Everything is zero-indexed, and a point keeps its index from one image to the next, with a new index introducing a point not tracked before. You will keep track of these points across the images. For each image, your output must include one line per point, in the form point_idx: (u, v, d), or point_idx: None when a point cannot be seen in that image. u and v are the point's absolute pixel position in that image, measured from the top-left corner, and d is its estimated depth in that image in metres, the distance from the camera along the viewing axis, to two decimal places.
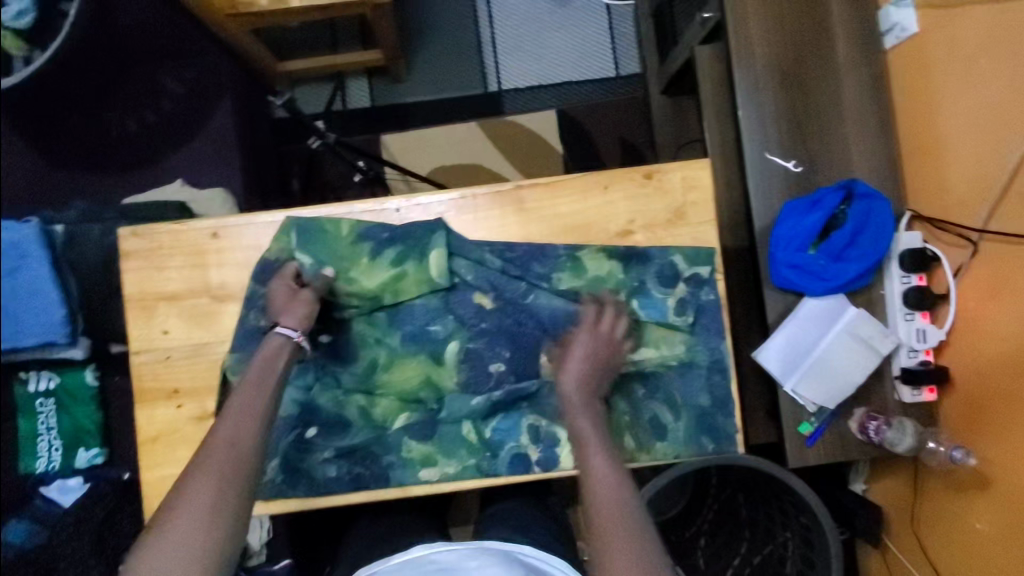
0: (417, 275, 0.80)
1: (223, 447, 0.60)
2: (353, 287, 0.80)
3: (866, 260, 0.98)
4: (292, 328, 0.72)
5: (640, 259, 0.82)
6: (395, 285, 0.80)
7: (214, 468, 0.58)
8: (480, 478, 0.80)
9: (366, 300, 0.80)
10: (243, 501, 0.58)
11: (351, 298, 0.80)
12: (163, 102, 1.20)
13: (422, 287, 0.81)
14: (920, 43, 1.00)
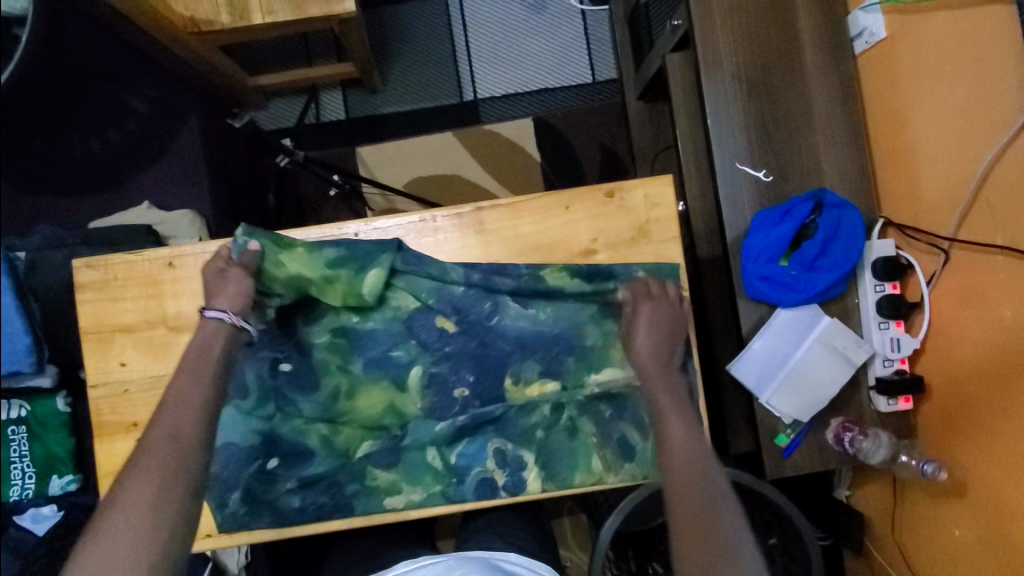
0: (349, 280, 0.77)
1: (168, 444, 0.60)
2: (278, 272, 0.76)
3: (838, 269, 0.97)
4: (224, 309, 0.70)
5: (604, 279, 0.80)
6: (322, 285, 0.77)
7: (157, 467, 0.58)
8: (446, 504, 0.79)
9: (290, 289, 0.77)
10: (184, 506, 0.58)
11: (274, 287, 0.77)
12: (128, 122, 1.15)
13: (348, 297, 0.78)
14: (889, 51, 1.00)
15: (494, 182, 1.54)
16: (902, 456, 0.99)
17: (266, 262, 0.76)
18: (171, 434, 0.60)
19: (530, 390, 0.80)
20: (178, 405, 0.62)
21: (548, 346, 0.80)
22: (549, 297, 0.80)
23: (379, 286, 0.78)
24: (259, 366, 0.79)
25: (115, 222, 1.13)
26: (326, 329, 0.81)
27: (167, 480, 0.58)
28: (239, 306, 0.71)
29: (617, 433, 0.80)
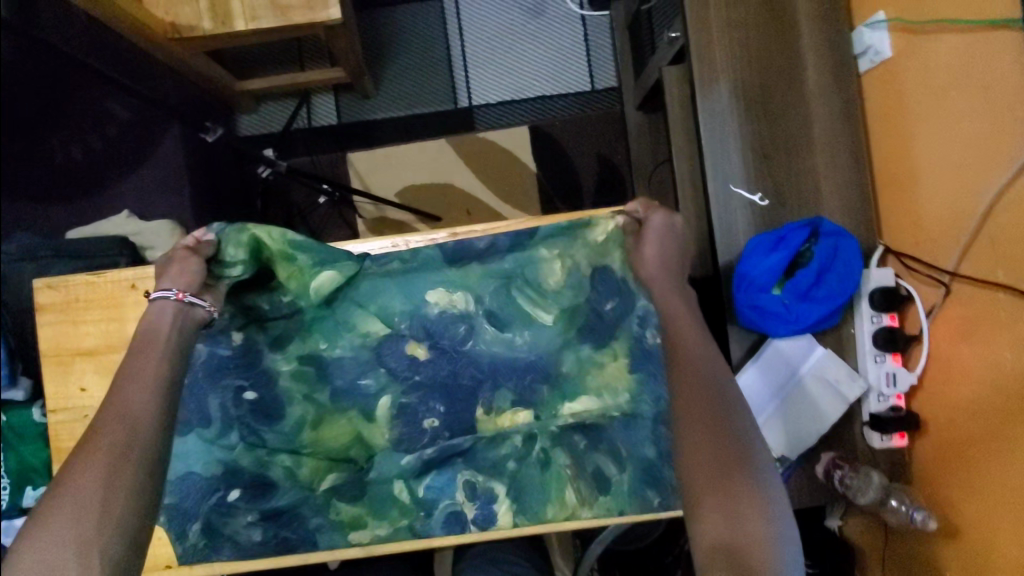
0: (303, 268, 0.72)
1: (120, 423, 0.57)
2: (240, 241, 0.70)
3: (833, 300, 0.92)
4: (167, 287, 0.67)
5: (583, 309, 0.77)
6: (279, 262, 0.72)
7: (108, 446, 0.55)
8: (413, 539, 0.75)
9: (253, 263, 0.71)
10: (141, 487, 0.54)
11: (235, 254, 0.70)
12: (108, 128, 1.15)
13: (298, 287, 0.74)
14: (895, 72, 0.95)
15: (486, 190, 1.51)
16: (891, 501, 0.91)
17: (229, 233, 0.70)
18: (125, 413, 0.57)
19: (502, 421, 0.77)
20: (133, 385, 0.60)
21: (521, 374, 0.77)
22: (526, 322, 0.77)
23: (332, 285, 0.74)
24: (223, 394, 0.75)
25: (90, 233, 1.10)
26: (291, 355, 0.76)
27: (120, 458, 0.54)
28: (185, 283, 0.67)
29: (591, 464, 0.76)
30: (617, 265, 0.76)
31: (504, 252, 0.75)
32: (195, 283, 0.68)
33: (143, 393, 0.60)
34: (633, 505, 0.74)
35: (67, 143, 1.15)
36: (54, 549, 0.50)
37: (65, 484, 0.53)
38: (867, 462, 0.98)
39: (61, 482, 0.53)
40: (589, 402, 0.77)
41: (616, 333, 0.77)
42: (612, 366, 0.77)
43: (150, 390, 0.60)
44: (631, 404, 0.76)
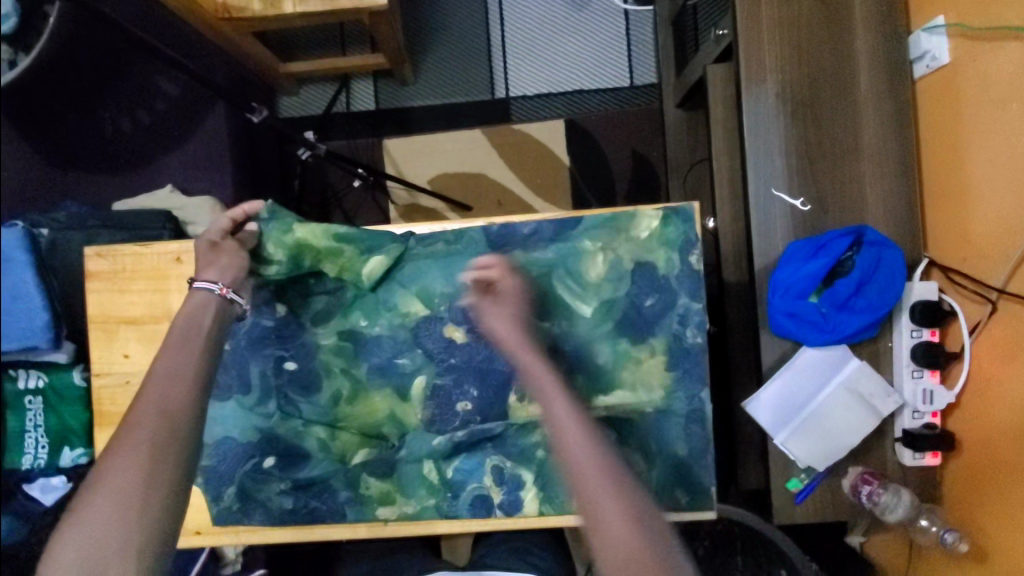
0: (352, 259, 0.76)
1: (156, 427, 0.57)
2: (282, 239, 0.75)
3: (871, 312, 0.90)
4: (214, 280, 0.69)
5: (619, 305, 0.77)
6: (324, 255, 0.76)
7: (143, 451, 0.56)
8: (439, 519, 0.77)
9: (290, 262, 0.76)
10: (173, 492, 0.56)
11: (274, 252, 0.75)
12: (156, 103, 1.17)
13: (348, 274, 0.77)
14: (951, 80, 0.92)
15: (520, 183, 1.50)
16: (922, 520, 0.92)
17: (271, 231, 0.75)
18: (158, 415, 0.58)
19: (534, 409, 0.77)
20: (171, 376, 0.61)
21: (557, 363, 0.77)
22: (564, 311, 0.78)
23: (380, 270, 0.77)
24: (263, 362, 0.78)
25: (135, 204, 1.14)
26: (332, 331, 0.78)
27: (154, 467, 0.56)
28: (229, 279, 0.70)
29: (619, 458, 0.77)
30: (659, 264, 0.76)
31: (547, 241, 0.78)
32: (238, 279, 0.72)
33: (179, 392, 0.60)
34: (660, 502, 0.76)
35: (118, 116, 1.15)
36: (92, 550, 0.53)
37: (99, 485, 0.54)
38: (897, 478, 0.95)
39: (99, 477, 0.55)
40: (622, 396, 0.76)
41: (649, 331, 0.76)
42: (649, 363, 0.76)
43: (191, 375, 0.62)
44: (665, 401, 0.76)
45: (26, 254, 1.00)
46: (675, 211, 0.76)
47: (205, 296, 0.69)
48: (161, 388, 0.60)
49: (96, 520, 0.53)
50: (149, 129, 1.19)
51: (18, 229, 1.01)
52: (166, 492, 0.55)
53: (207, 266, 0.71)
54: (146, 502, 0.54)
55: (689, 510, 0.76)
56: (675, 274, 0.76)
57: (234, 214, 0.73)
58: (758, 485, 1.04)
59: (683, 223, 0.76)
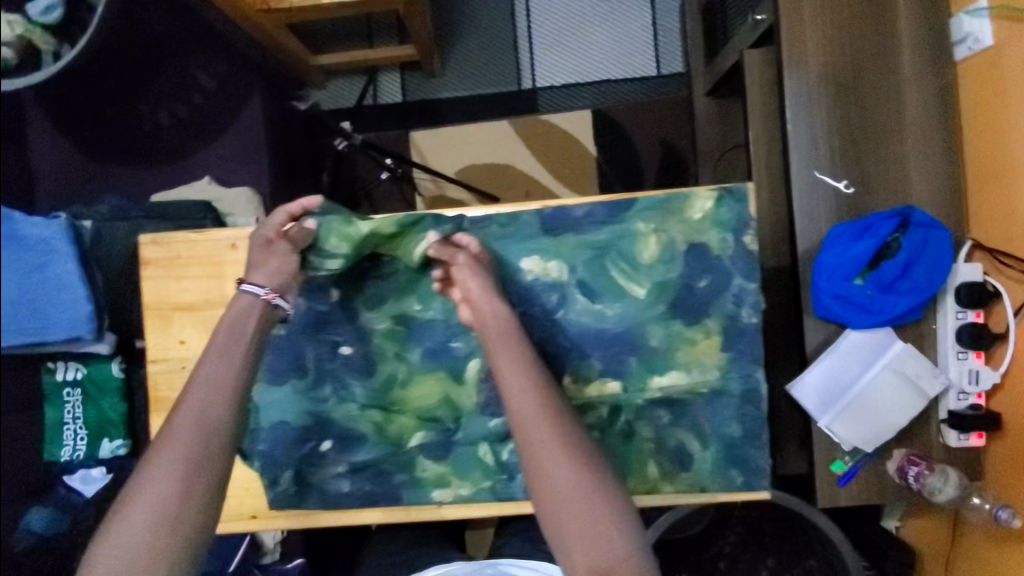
0: (413, 242, 0.75)
1: (197, 428, 0.60)
2: (345, 234, 0.73)
3: (918, 293, 0.90)
4: (260, 285, 0.69)
5: (672, 286, 0.77)
6: (389, 244, 0.75)
7: (187, 450, 0.59)
8: (494, 501, 0.77)
9: (353, 256, 0.75)
10: (213, 490, 0.59)
11: (338, 247, 0.74)
12: (195, 96, 1.20)
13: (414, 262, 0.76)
14: (994, 60, 0.91)
15: (547, 174, 1.50)
16: (975, 499, 0.92)
17: (332, 226, 0.73)
18: (196, 416, 0.60)
19: (589, 390, 0.77)
20: (216, 371, 0.63)
21: (609, 345, 0.77)
22: (616, 294, 0.78)
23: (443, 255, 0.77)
24: (318, 347, 0.78)
25: (173, 196, 1.14)
26: (385, 315, 0.79)
27: (197, 466, 0.58)
28: (277, 284, 0.70)
29: (673, 439, 0.77)
30: (713, 245, 0.77)
31: (600, 223, 0.78)
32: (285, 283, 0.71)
33: (215, 396, 0.62)
34: (715, 483, 0.76)
35: (156, 108, 1.20)
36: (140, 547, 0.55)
37: (140, 486, 0.57)
38: (941, 460, 0.95)
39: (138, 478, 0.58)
40: (678, 377, 0.76)
41: (703, 312, 0.76)
42: (704, 343, 0.76)
43: (230, 370, 0.64)
44: (720, 382, 0.76)
45: (71, 246, 0.99)
46: (729, 192, 0.77)
47: (250, 302, 0.69)
48: (198, 391, 0.62)
49: (135, 525, 0.56)
50: (183, 121, 1.21)
51: (62, 221, 0.99)
52: (207, 488, 0.58)
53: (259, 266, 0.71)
54: (191, 499, 0.57)
55: (744, 491, 0.77)
56: (728, 255, 0.77)
57: (291, 210, 0.71)
58: (801, 469, 1.04)
59: (736, 204, 0.76)
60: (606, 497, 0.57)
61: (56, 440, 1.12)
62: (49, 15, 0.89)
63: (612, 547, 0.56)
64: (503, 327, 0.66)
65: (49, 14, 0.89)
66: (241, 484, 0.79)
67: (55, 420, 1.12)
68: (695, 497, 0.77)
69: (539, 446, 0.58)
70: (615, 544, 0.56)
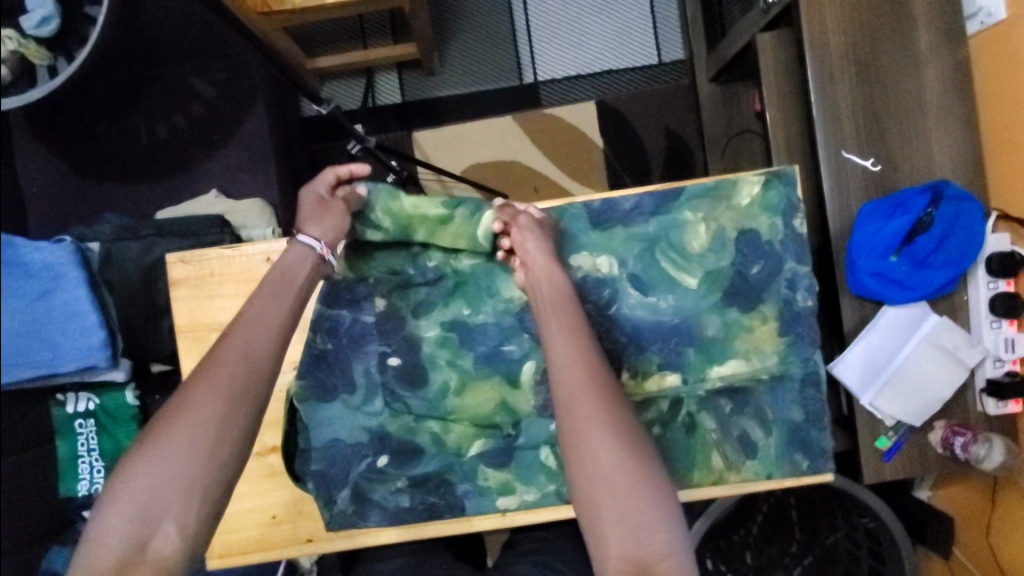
0: (462, 223, 0.74)
1: (234, 374, 0.57)
2: (391, 206, 0.74)
3: (953, 265, 0.91)
4: (317, 238, 0.69)
5: (724, 275, 0.76)
6: (435, 224, 0.75)
7: (218, 403, 0.55)
8: (561, 504, 0.75)
9: (398, 230, 0.75)
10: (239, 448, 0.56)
11: (382, 218, 0.74)
12: (193, 107, 1.13)
13: (460, 242, 0.75)
14: (1010, 32, 0.92)
15: (555, 169, 1.47)
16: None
17: (380, 196, 0.74)
18: (233, 373, 0.57)
19: (649, 385, 0.76)
20: (253, 331, 0.61)
21: (665, 337, 0.76)
22: (670, 285, 0.77)
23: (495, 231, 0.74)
24: (367, 360, 0.76)
25: (181, 211, 1.09)
26: (435, 322, 0.77)
27: (226, 421, 0.55)
28: (332, 238, 0.70)
29: (736, 428, 0.77)
30: (763, 230, 0.77)
31: (649, 214, 0.77)
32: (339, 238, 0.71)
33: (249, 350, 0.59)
34: (781, 468, 0.76)
35: (152, 122, 1.13)
36: (156, 497, 0.52)
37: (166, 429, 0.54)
38: (981, 428, 0.97)
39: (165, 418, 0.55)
40: (737, 366, 0.76)
41: (757, 300, 0.76)
42: (761, 330, 0.76)
43: (269, 335, 0.61)
44: (780, 366, 0.76)
45: (80, 270, 0.94)
46: (776, 175, 0.77)
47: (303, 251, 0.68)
48: (233, 351, 0.59)
49: (162, 464, 0.53)
50: (181, 134, 1.14)
51: (68, 244, 0.94)
52: (234, 447, 0.55)
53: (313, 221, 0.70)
54: (218, 454, 0.54)
55: (809, 474, 0.77)
56: (779, 239, 0.77)
57: (340, 171, 0.73)
58: (842, 448, 1.05)
59: (785, 187, 0.77)
60: (650, 486, 0.54)
61: (71, 475, 1.08)
62: (44, 28, 0.85)
63: (652, 542, 0.52)
64: (562, 304, 0.64)
65: (44, 27, 0.85)
66: (296, 506, 0.77)
67: (71, 452, 1.07)
68: (760, 484, 0.77)
69: (586, 423, 0.55)
70: (653, 541, 0.52)
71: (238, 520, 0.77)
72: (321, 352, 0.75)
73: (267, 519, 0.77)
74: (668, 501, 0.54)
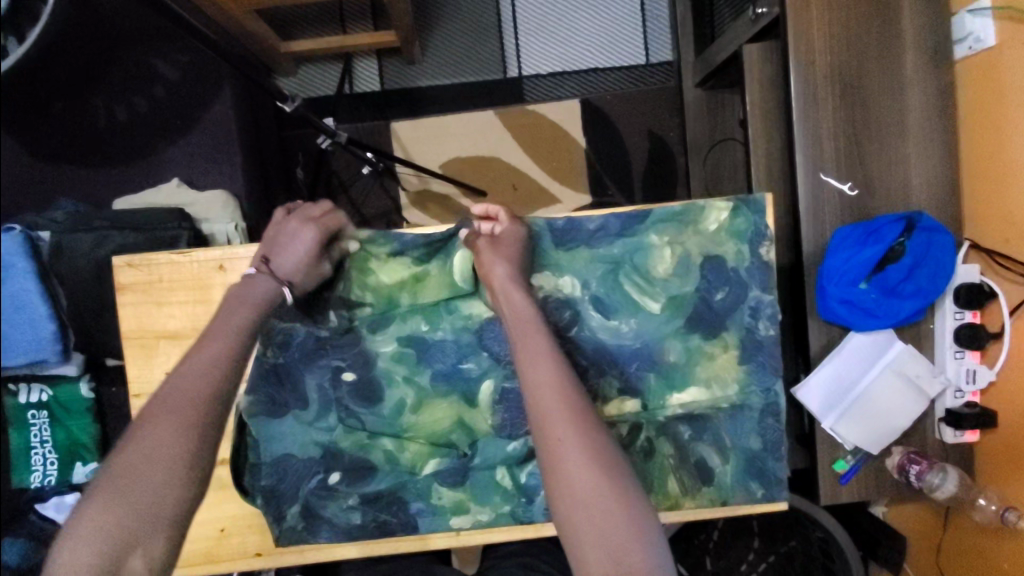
0: (439, 276, 0.75)
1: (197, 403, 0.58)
2: (367, 281, 0.75)
3: (922, 297, 0.91)
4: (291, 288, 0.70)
5: (692, 305, 0.75)
6: (412, 287, 0.75)
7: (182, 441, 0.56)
8: (514, 524, 0.74)
9: (381, 303, 0.75)
10: None
11: (362, 297, 0.75)
12: (156, 88, 1.09)
13: (441, 295, 0.74)
14: (995, 62, 0.90)
15: (535, 167, 1.43)
16: (980, 499, 0.93)
17: (352, 276, 0.75)
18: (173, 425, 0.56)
19: (609, 409, 0.75)
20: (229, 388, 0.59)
21: (626, 362, 0.75)
22: (632, 308, 0.75)
23: (470, 270, 0.73)
24: (320, 374, 0.73)
25: (141, 202, 1.05)
26: (392, 337, 0.74)
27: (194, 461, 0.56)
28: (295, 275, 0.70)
29: (694, 453, 0.76)
30: (729, 257, 0.75)
31: (615, 236, 0.75)
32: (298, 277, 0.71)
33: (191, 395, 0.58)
34: (736, 495, 0.76)
35: (111, 102, 1.07)
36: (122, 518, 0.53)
37: (117, 496, 0.53)
38: (938, 456, 0.98)
39: (114, 477, 0.54)
40: (698, 393, 0.76)
41: (717, 331, 0.76)
42: (722, 357, 0.76)
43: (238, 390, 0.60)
44: (740, 396, 0.76)
45: (29, 261, 0.86)
46: (746, 202, 0.75)
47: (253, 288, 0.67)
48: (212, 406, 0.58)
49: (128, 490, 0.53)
50: (144, 117, 1.09)
51: (16, 233, 0.86)
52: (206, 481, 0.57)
53: (281, 252, 0.71)
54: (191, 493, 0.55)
55: (763, 501, 0.77)
56: (745, 267, 0.76)
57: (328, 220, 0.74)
58: (801, 466, 1.06)
59: (754, 215, 0.75)
60: (628, 502, 0.53)
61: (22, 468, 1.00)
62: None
63: (630, 562, 0.51)
64: (531, 324, 0.63)
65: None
66: (244, 520, 0.75)
67: (21, 444, 1.00)
68: (715, 510, 0.77)
69: (556, 445, 0.55)
70: (634, 556, 0.51)
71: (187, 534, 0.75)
72: (272, 366, 0.72)
73: (215, 532, 0.75)
74: (647, 519, 0.53)
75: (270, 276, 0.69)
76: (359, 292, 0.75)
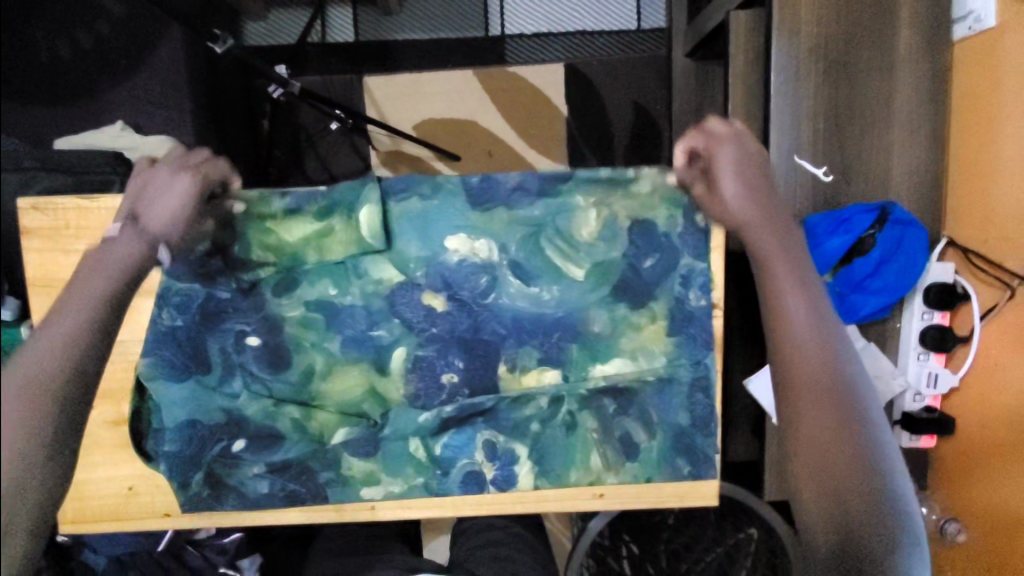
0: (343, 228, 0.69)
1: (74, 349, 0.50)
2: (268, 238, 0.69)
3: (887, 294, 0.85)
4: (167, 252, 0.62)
5: (619, 279, 0.70)
6: (318, 240, 0.70)
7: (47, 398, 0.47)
8: (429, 497, 0.72)
9: (282, 260, 0.70)
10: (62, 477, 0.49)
11: (260, 252, 0.69)
12: (99, 23, 1.03)
13: (349, 250, 0.69)
14: (993, 45, 0.82)
15: (512, 131, 1.36)
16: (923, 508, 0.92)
17: (251, 232, 0.69)
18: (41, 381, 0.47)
19: (527, 379, 0.70)
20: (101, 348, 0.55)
21: (546, 331, 0.70)
22: (553, 275, 0.70)
23: (379, 221, 0.68)
24: (223, 338, 0.69)
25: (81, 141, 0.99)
26: (298, 301, 0.70)
27: None
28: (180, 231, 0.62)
29: (619, 430, 0.71)
30: (659, 222, 0.70)
31: (535, 196, 0.69)
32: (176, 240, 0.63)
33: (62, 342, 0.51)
34: (662, 475, 0.72)
35: (54, 37, 1.03)
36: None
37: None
38: None
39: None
40: (622, 366, 0.70)
41: (644, 303, 0.70)
42: (649, 329, 0.70)
43: None
44: (668, 369, 0.70)
45: None
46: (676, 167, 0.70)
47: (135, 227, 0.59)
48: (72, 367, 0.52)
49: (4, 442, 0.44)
50: (87, 53, 1.03)
51: None
52: None
53: (148, 205, 0.62)
54: None
55: (690, 482, 0.72)
56: (677, 232, 0.70)
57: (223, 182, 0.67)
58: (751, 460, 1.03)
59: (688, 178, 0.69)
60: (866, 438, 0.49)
61: None
62: None
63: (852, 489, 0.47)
64: (780, 241, 0.60)
65: None
66: (153, 479, 0.73)
67: None
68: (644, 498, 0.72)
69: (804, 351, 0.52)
70: (861, 487, 0.47)
71: (93, 492, 0.73)
72: (168, 329, 0.69)
73: (123, 490, 0.73)
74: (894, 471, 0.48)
75: (133, 230, 0.61)
76: (256, 247, 0.69)
